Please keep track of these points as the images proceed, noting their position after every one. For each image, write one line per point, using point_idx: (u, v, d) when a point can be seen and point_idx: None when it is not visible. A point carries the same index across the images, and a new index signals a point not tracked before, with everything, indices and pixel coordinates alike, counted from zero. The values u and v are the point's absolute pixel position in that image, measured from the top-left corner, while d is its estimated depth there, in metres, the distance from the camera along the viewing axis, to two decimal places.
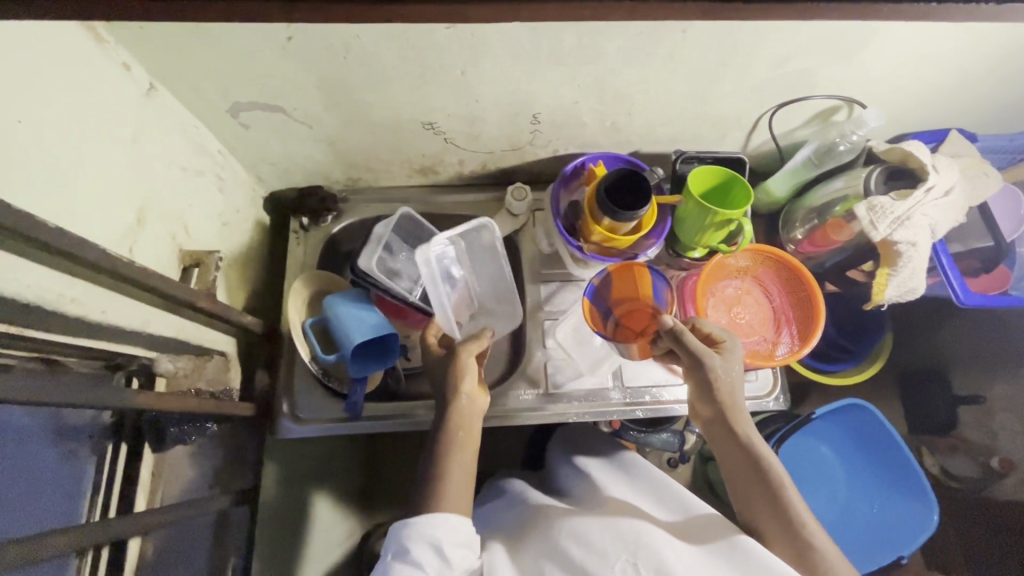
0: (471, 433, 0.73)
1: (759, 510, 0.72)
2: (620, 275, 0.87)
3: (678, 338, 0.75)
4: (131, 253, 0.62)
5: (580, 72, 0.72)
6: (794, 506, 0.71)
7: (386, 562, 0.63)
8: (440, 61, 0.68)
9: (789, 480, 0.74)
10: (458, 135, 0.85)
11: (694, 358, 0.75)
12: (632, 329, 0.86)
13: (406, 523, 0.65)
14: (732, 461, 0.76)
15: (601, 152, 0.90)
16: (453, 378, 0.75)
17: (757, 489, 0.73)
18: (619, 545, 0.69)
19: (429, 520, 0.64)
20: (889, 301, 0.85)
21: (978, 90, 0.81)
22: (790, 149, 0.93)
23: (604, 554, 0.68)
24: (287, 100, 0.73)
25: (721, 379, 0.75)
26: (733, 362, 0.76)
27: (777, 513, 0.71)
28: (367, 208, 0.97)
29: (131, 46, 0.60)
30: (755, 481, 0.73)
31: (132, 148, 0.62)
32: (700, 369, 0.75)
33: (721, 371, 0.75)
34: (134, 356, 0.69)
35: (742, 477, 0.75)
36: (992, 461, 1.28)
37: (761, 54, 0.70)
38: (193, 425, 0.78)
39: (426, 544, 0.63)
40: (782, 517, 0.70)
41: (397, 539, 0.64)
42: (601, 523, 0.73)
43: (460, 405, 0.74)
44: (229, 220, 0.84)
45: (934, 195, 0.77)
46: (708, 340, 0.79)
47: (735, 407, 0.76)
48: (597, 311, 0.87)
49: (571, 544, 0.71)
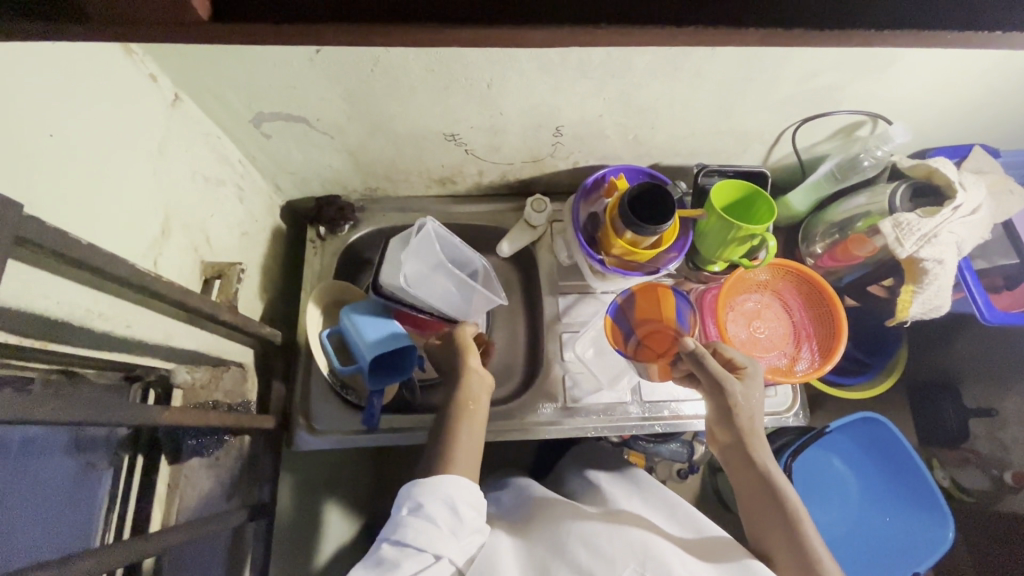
0: (478, 436, 0.72)
1: (772, 538, 0.72)
2: (643, 294, 0.87)
3: (699, 362, 0.74)
4: (155, 265, 0.62)
5: (607, 85, 0.71)
6: (808, 537, 0.70)
7: (400, 515, 0.63)
8: (467, 74, 0.67)
9: (804, 510, 0.73)
10: (479, 146, 0.84)
11: (715, 384, 0.74)
12: (654, 350, 0.85)
13: (420, 481, 0.65)
14: (748, 486, 0.75)
15: (622, 165, 0.89)
16: (462, 377, 0.75)
17: (771, 516, 0.72)
18: (626, 553, 0.67)
19: (444, 480, 0.65)
20: (912, 318, 0.84)
21: (1005, 107, 0.80)
22: (812, 163, 0.92)
23: (612, 562, 0.66)
24: (310, 111, 0.73)
25: (741, 405, 0.74)
26: (753, 389, 0.75)
27: (791, 542, 0.70)
28: (385, 217, 0.97)
29: (159, 57, 0.60)
30: (769, 508, 0.73)
31: (158, 160, 0.61)
32: (721, 394, 0.74)
33: (741, 398, 0.74)
34: (154, 367, 0.68)
35: (757, 503, 0.74)
36: (1004, 475, 1.21)
37: (790, 70, 0.69)
38: (211, 437, 0.79)
39: (441, 502, 0.63)
40: (796, 547, 0.69)
41: (411, 494, 0.64)
42: (609, 529, 0.71)
43: (470, 415, 0.73)
44: (248, 230, 0.83)
45: (962, 213, 0.76)
46: (729, 364, 0.78)
47: (753, 434, 0.75)
48: (619, 329, 0.87)
49: (578, 547, 0.69)
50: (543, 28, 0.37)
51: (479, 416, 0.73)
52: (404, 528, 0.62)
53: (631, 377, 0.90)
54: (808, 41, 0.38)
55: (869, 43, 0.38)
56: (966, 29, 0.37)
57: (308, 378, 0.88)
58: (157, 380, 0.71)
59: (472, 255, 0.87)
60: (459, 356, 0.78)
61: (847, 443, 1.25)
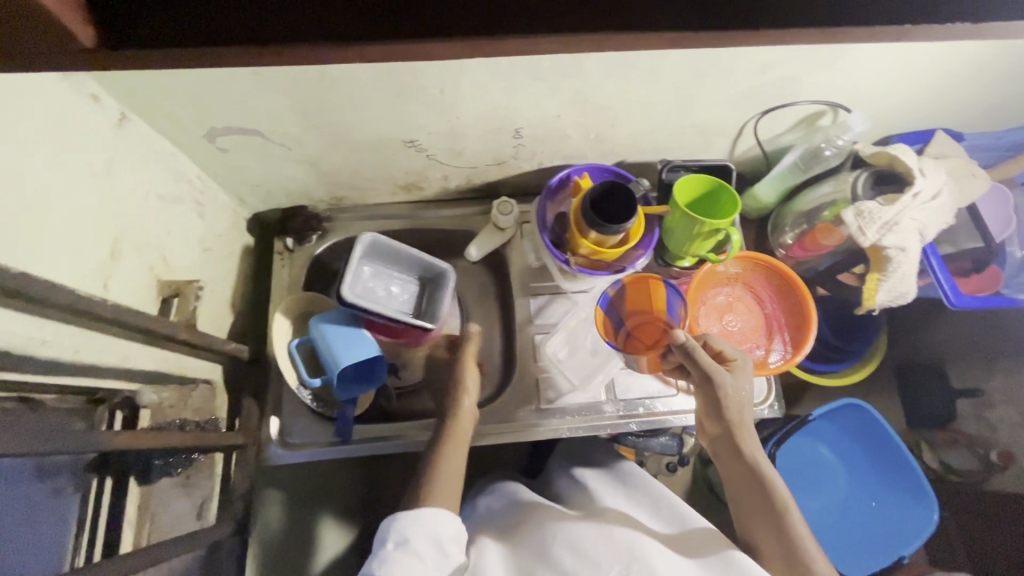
0: (456, 472, 0.72)
1: (759, 528, 0.72)
2: (634, 286, 0.86)
3: (689, 355, 0.73)
4: (105, 288, 0.61)
5: (560, 85, 0.70)
6: (796, 527, 0.70)
7: (385, 550, 0.63)
8: (417, 82, 0.67)
9: (792, 501, 0.73)
10: (441, 151, 0.83)
11: (704, 376, 0.73)
12: (644, 342, 0.85)
13: (404, 515, 0.66)
14: (736, 478, 0.76)
15: (586, 164, 0.89)
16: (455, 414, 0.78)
17: (757, 507, 0.73)
18: (611, 554, 0.68)
19: (426, 514, 0.66)
20: (881, 307, 0.84)
21: (966, 92, 0.80)
22: (776, 154, 0.92)
23: (596, 564, 0.67)
24: (263, 124, 0.72)
25: (729, 397, 0.74)
26: (743, 381, 0.75)
27: (779, 533, 0.70)
28: (353, 226, 0.97)
29: (99, 77, 0.59)
30: (758, 499, 0.73)
31: (104, 182, 0.61)
32: (710, 387, 0.73)
33: (731, 391, 0.74)
34: (117, 389, 0.68)
35: (746, 494, 0.74)
36: (992, 454, 1.23)
37: (743, 64, 0.69)
38: (179, 457, 0.77)
39: (426, 535, 0.64)
40: (783, 538, 0.69)
41: (396, 529, 0.65)
42: (595, 531, 0.72)
43: (453, 446, 0.75)
44: (211, 246, 0.82)
45: (922, 199, 0.76)
46: (719, 357, 0.77)
47: (743, 426, 0.76)
48: (609, 320, 0.86)
49: (564, 551, 0.70)
50: (444, 43, 0.36)
51: (462, 442, 0.76)
52: (390, 563, 0.61)
53: (606, 377, 0.90)
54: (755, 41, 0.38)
55: (783, 40, 0.38)
56: (882, 24, 0.37)
57: (278, 391, 0.87)
58: (123, 402, 0.69)
59: (433, 260, 0.87)
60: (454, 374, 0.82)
61: (832, 430, 1.25)
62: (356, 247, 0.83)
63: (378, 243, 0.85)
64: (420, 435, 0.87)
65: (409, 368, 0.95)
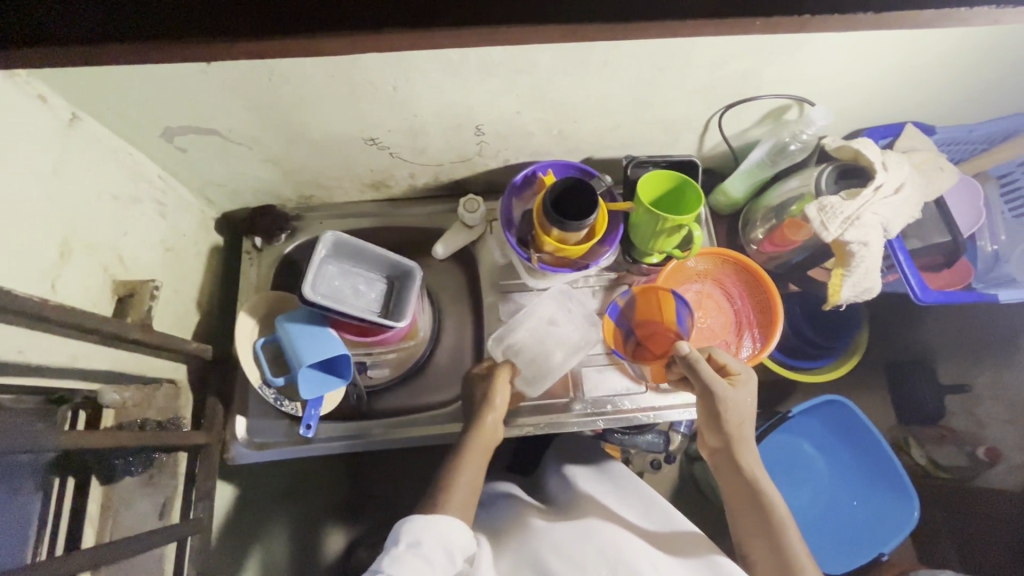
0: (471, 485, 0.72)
1: (753, 542, 0.70)
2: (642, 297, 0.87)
3: (692, 366, 0.73)
4: (54, 288, 0.61)
5: (515, 82, 0.70)
6: (792, 547, 0.68)
7: (396, 550, 0.61)
8: (368, 79, 0.66)
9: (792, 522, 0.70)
10: (403, 149, 0.83)
11: (707, 388, 0.73)
12: (652, 351, 0.86)
13: (421, 518, 0.64)
14: (734, 493, 0.74)
15: (551, 161, 0.88)
16: (475, 430, 0.78)
17: (753, 521, 0.71)
18: (597, 558, 0.69)
19: (440, 520, 0.65)
20: (847, 302, 0.83)
21: (931, 85, 0.79)
22: (744, 149, 0.92)
23: (584, 567, 0.68)
24: (219, 123, 0.72)
25: (731, 410, 0.73)
26: (746, 395, 0.74)
27: (774, 551, 0.68)
28: (322, 225, 0.97)
29: (45, 78, 0.59)
30: (755, 515, 0.71)
31: (52, 182, 0.61)
32: (711, 399, 0.73)
33: (733, 404, 0.73)
34: (80, 389, 0.68)
35: (743, 509, 0.72)
36: (979, 451, 1.22)
37: (698, 58, 0.68)
38: (139, 454, 0.77)
39: (439, 544, 0.62)
40: (776, 554, 0.68)
41: (409, 530, 0.63)
42: (580, 532, 0.73)
43: (471, 458, 0.75)
44: (174, 245, 0.82)
45: (883, 193, 0.76)
46: (722, 370, 0.77)
47: (743, 440, 0.74)
48: (620, 330, 0.89)
49: (551, 557, 0.70)
50: (323, 38, 0.39)
51: (478, 458, 0.75)
52: (400, 563, 0.59)
53: (555, 373, 0.87)
54: (639, 32, 0.40)
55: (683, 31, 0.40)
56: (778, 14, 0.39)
57: (244, 391, 0.88)
58: (84, 401, 0.69)
59: (399, 259, 0.87)
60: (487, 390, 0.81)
61: (816, 427, 1.24)
62: (318, 245, 0.83)
63: (340, 241, 0.84)
64: (384, 434, 0.89)
65: (381, 368, 0.94)
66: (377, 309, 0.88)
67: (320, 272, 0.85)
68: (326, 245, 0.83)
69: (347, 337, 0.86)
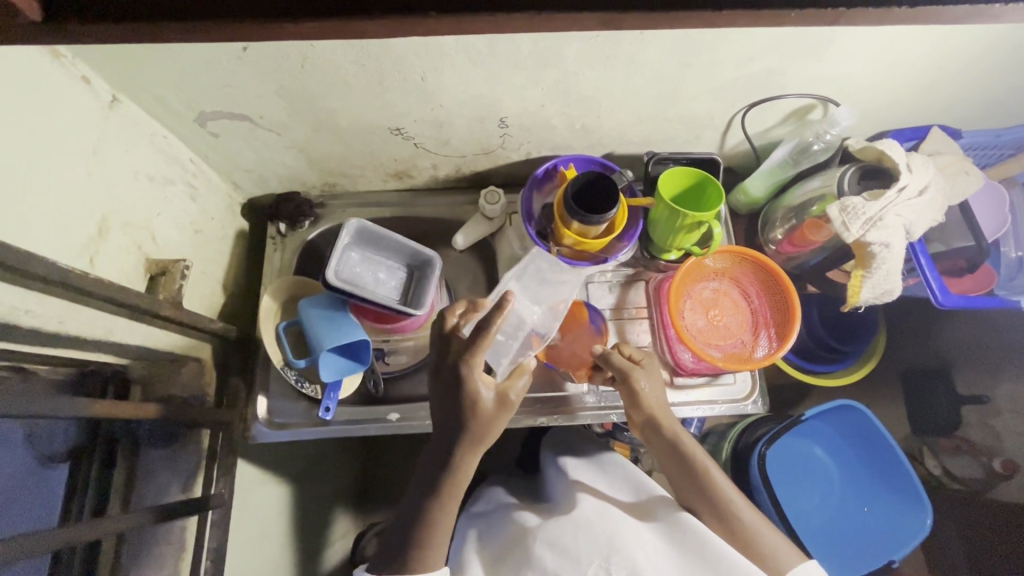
0: (443, 514, 0.68)
1: (693, 500, 0.73)
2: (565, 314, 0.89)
3: (606, 359, 0.77)
4: (92, 263, 0.63)
5: (542, 74, 0.71)
6: (728, 502, 0.71)
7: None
8: (398, 69, 0.68)
9: (726, 482, 0.73)
10: (427, 140, 0.85)
11: (622, 377, 0.76)
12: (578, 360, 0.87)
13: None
14: (667, 464, 0.76)
15: (573, 155, 0.89)
16: (446, 468, 0.68)
17: (687, 484, 0.74)
18: (591, 548, 0.69)
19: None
20: (867, 303, 0.83)
21: (958, 87, 0.79)
22: (766, 148, 0.92)
23: (578, 559, 0.68)
24: (252, 109, 0.74)
25: (648, 393, 0.75)
26: (656, 375, 0.77)
27: (717, 512, 0.71)
28: (344, 212, 0.98)
29: (89, 60, 0.62)
30: (693, 484, 0.73)
31: (93, 160, 0.63)
32: (628, 386, 0.76)
33: (646, 388, 0.75)
34: (107, 362, 0.69)
35: (682, 482, 0.74)
36: (995, 464, 1.21)
37: (726, 55, 0.68)
38: (163, 429, 0.80)
39: None
40: (722, 516, 0.71)
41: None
42: (573, 523, 0.73)
43: (432, 495, 0.68)
44: (202, 228, 0.85)
45: (907, 194, 0.76)
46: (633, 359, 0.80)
47: (667, 417, 0.76)
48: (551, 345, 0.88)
49: (545, 549, 0.71)
50: None
51: (451, 495, 0.69)
52: None
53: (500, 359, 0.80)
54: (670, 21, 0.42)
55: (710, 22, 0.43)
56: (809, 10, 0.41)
57: (265, 371, 0.90)
58: (115, 376, 0.70)
59: (419, 247, 0.88)
60: (473, 420, 0.67)
61: (829, 432, 1.23)
62: (343, 230, 0.85)
63: (364, 229, 0.86)
64: (398, 421, 0.89)
65: (397, 356, 0.95)
66: (396, 297, 0.90)
67: (345, 256, 0.87)
68: (351, 232, 0.85)
69: (367, 322, 0.89)
